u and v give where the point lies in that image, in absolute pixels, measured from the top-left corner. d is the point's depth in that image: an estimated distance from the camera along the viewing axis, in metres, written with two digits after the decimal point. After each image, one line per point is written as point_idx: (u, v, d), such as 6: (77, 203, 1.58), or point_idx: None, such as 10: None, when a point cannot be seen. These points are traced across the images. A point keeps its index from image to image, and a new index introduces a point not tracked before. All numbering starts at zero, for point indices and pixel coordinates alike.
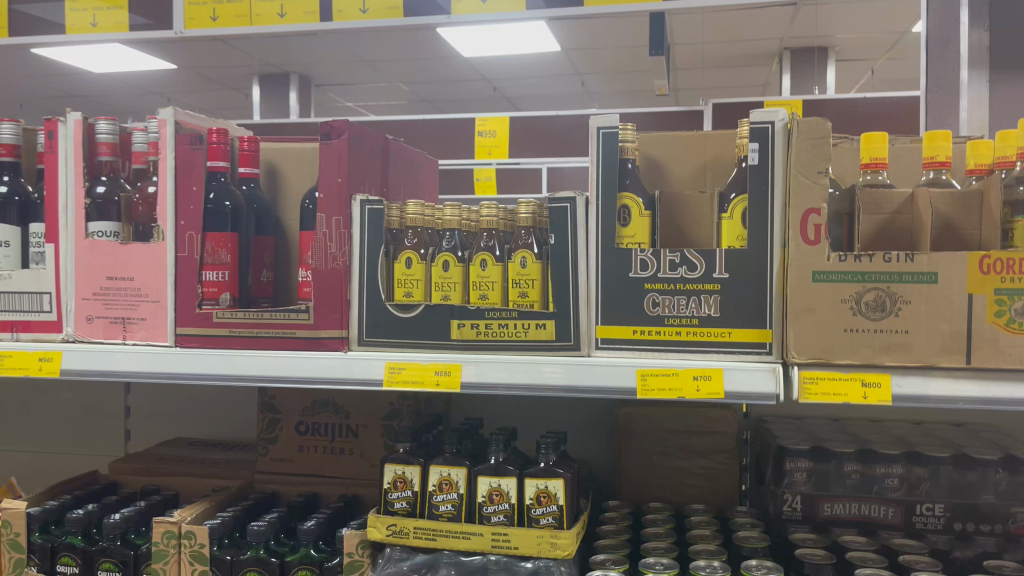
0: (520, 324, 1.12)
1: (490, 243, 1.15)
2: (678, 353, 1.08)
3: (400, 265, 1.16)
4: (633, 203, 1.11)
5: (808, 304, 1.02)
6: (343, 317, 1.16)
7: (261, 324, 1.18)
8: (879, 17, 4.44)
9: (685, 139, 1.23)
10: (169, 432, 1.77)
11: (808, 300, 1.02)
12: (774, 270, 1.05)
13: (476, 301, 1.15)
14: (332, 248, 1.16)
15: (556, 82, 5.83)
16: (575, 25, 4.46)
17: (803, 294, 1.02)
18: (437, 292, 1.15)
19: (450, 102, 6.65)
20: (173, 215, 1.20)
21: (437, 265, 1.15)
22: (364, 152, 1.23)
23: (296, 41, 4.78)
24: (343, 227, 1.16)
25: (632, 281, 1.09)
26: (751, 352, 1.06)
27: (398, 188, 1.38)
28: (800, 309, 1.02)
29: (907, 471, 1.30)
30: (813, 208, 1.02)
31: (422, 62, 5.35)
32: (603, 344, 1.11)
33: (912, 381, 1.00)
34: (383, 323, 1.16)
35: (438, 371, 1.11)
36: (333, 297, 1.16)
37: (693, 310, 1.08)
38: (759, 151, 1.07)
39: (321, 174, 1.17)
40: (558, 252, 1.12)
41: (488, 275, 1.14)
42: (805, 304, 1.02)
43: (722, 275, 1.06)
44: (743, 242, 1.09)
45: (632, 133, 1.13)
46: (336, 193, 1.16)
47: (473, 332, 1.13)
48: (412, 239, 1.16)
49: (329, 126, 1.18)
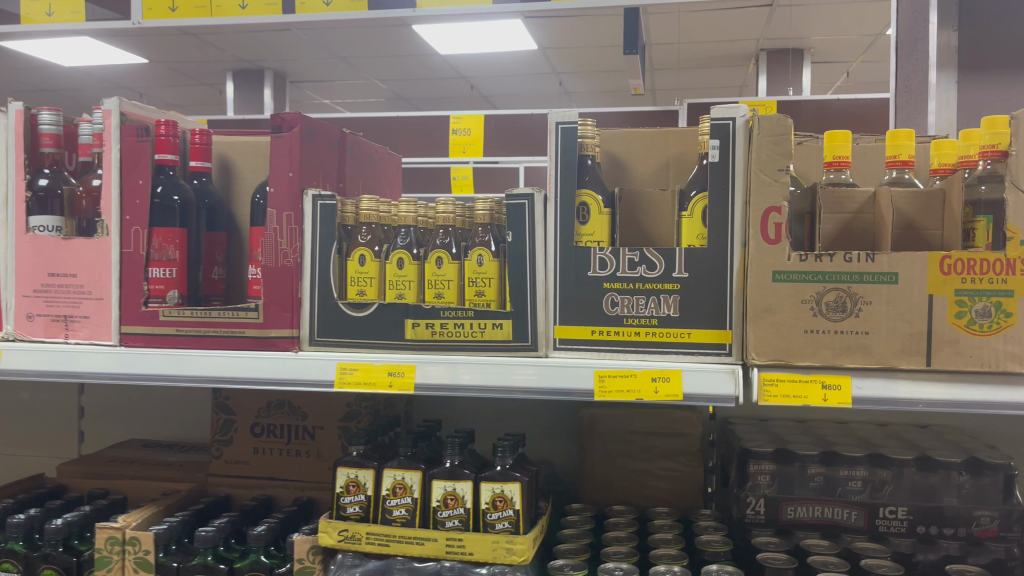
0: (476, 324, 1.09)
1: (446, 240, 1.12)
2: (638, 354, 1.06)
3: (353, 263, 1.13)
4: (592, 200, 1.08)
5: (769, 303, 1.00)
6: (293, 316, 1.13)
7: (209, 323, 1.14)
8: (854, 19, 4.44)
9: (647, 137, 1.20)
10: (124, 434, 1.72)
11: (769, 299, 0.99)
12: (734, 268, 1.03)
13: (432, 300, 1.12)
14: (283, 245, 1.12)
15: (534, 81, 5.81)
16: (550, 23, 4.43)
17: (763, 294, 1.00)
18: (391, 290, 1.13)
19: (428, 100, 6.60)
20: (117, 210, 1.16)
21: (391, 263, 1.12)
22: (318, 145, 1.19)
23: (269, 36, 4.72)
24: (293, 224, 1.13)
25: (590, 280, 1.06)
26: (710, 352, 1.04)
27: (355, 183, 1.35)
28: (762, 309, 1.00)
29: (870, 474, 1.29)
30: (774, 206, 1.00)
31: (399, 60, 5.30)
32: (561, 345, 1.08)
33: (872, 383, 0.98)
34: (334, 322, 1.12)
35: (393, 371, 1.08)
36: (283, 296, 1.12)
37: (652, 310, 1.05)
38: (719, 148, 1.04)
39: (272, 167, 1.14)
40: (516, 251, 1.08)
41: (444, 273, 1.11)
42: (765, 303, 1.00)
43: (682, 274, 1.04)
44: (704, 241, 1.06)
45: (593, 128, 1.09)
46: (287, 188, 1.13)
47: (428, 332, 1.10)
48: (366, 236, 1.15)
49: (280, 118, 1.14)
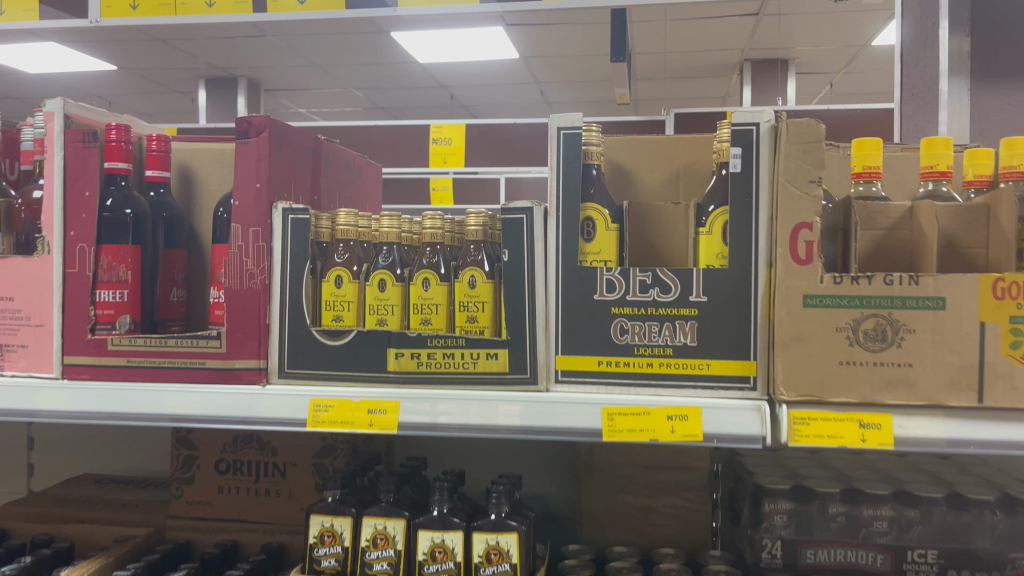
0: (468, 354, 0.97)
1: (434, 259, 1.00)
2: (651, 388, 0.94)
3: (329, 284, 1.00)
4: (599, 215, 0.96)
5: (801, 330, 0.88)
6: (261, 345, 1.00)
7: (165, 352, 1.01)
8: (839, 30, 4.39)
9: (655, 144, 1.09)
10: (77, 467, 1.58)
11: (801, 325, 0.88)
12: (759, 291, 0.92)
13: (417, 326, 0.99)
14: (249, 265, 1.00)
15: (514, 90, 5.72)
16: (533, 31, 4.34)
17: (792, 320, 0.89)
18: (371, 315, 1.00)
19: (406, 109, 6.48)
20: (60, 225, 1.02)
21: (372, 284, 0.99)
22: (288, 153, 1.06)
23: (243, 41, 4.58)
24: (261, 240, 1.00)
25: (596, 305, 0.94)
26: (733, 387, 0.93)
27: (330, 195, 1.22)
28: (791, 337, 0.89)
29: (896, 513, 1.18)
30: (805, 222, 0.89)
31: (377, 68, 5.19)
32: (564, 377, 0.96)
33: (917, 422, 0.88)
34: (308, 351, 0.99)
35: (375, 409, 0.96)
36: (249, 322, 1.00)
37: (666, 339, 0.94)
38: (742, 156, 0.93)
39: (237, 177, 1.01)
40: (513, 272, 0.97)
41: (431, 296, 0.99)
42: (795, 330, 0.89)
43: (700, 299, 0.93)
44: (724, 260, 0.95)
45: (597, 135, 0.98)
46: (254, 201, 1.00)
47: (414, 363, 0.97)
48: (343, 253, 1.02)
49: (247, 122, 1.01)
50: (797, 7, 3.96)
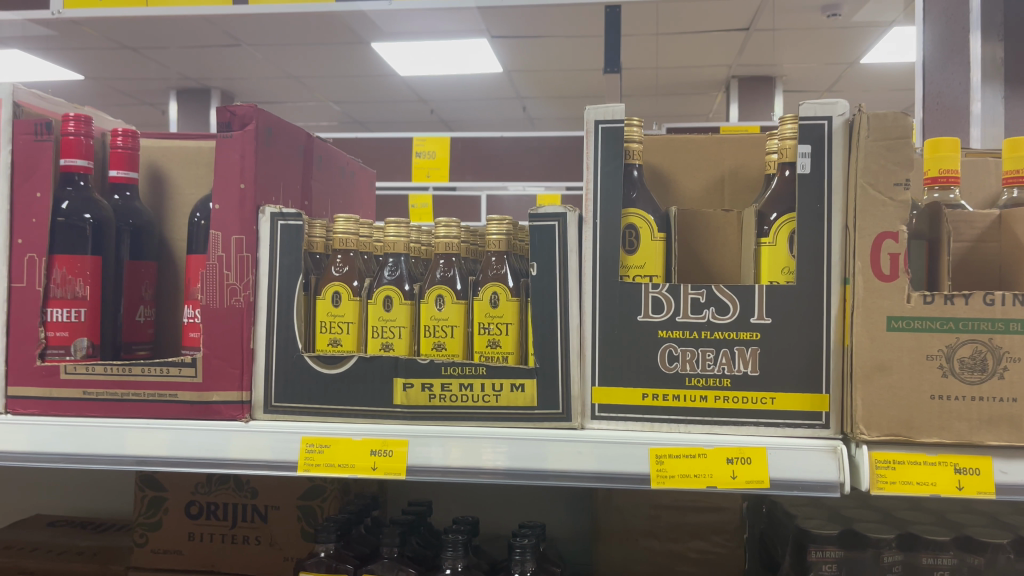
0: (489, 385, 0.82)
1: (449, 273, 0.85)
2: (704, 426, 0.81)
3: (324, 303, 0.85)
4: (642, 220, 0.83)
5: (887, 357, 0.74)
6: (244, 373, 0.85)
7: (129, 383, 0.86)
8: (828, 48, 4.32)
9: (698, 146, 0.96)
10: (30, 507, 1.40)
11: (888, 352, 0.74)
12: (833, 312, 0.79)
13: (429, 353, 0.84)
14: (231, 279, 0.85)
15: (497, 105, 5.60)
16: (519, 44, 4.23)
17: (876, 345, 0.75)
18: (374, 339, 0.85)
19: (385, 123, 6.34)
20: (6, 232, 0.87)
21: (375, 303, 0.85)
22: (278, 150, 0.91)
23: (217, 50, 4.43)
24: (245, 250, 0.85)
25: (641, 327, 0.81)
26: (801, 424, 0.79)
27: (322, 202, 1.07)
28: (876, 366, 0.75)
29: (959, 562, 1.05)
30: (889, 231, 0.76)
31: (355, 81, 5.05)
32: (601, 413, 0.82)
33: (1020, 466, 0.75)
34: (298, 382, 0.84)
35: (378, 450, 0.82)
36: (230, 347, 0.85)
37: (723, 368, 0.80)
38: (811, 156, 0.80)
39: (217, 177, 0.86)
40: (542, 288, 0.83)
41: (446, 316, 0.84)
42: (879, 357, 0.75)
43: (762, 320, 0.80)
44: (790, 277, 0.81)
45: (640, 130, 0.84)
46: (237, 204, 0.85)
47: (424, 395, 0.83)
48: (340, 265, 0.87)
49: (230, 112, 0.86)
50: (788, 23, 3.88)
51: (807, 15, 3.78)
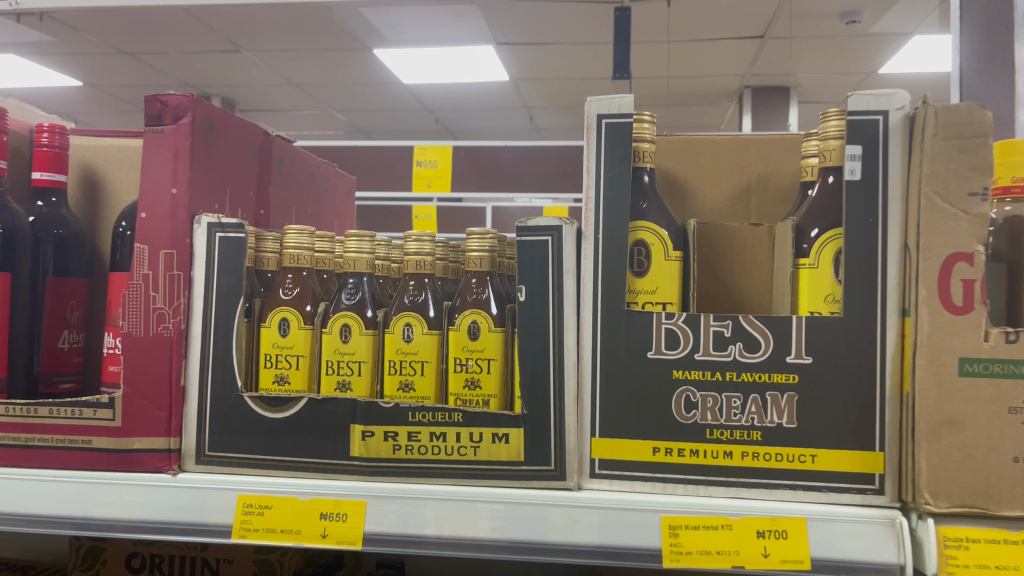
0: (465, 436, 0.67)
1: (419, 297, 0.71)
2: (728, 489, 0.65)
3: (270, 332, 0.71)
4: (654, 236, 0.68)
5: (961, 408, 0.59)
6: (172, 416, 0.71)
7: (34, 427, 0.72)
8: (846, 57, 4.17)
9: (719, 149, 0.82)
10: None
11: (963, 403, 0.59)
12: (888, 351, 0.64)
13: (394, 395, 0.70)
14: (158, 302, 0.71)
15: (503, 115, 5.47)
16: (525, 51, 4.10)
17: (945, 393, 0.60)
18: (329, 376, 0.70)
19: (389, 132, 6.23)
20: None
21: (330, 333, 0.70)
22: (223, 149, 0.77)
23: (215, 56, 4.31)
24: (176, 268, 0.71)
25: (652, 366, 0.66)
26: (848, 489, 0.64)
27: (282, 210, 0.93)
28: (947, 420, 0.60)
29: None
30: (961, 252, 0.61)
31: (358, 89, 4.92)
32: (601, 471, 0.67)
33: None
34: (236, 428, 0.70)
35: (327, 514, 0.67)
36: (156, 384, 0.70)
37: (751, 419, 0.65)
38: (862, 159, 0.65)
39: (143, 179, 0.72)
40: (531, 317, 0.68)
41: (415, 350, 0.70)
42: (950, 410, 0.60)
43: (801, 360, 0.65)
44: (835, 306, 0.66)
45: (650, 128, 0.70)
46: (166, 213, 0.71)
47: (387, 447, 0.68)
48: (289, 287, 0.73)
49: (160, 102, 0.72)
50: (804, 31, 3.74)
51: (826, 22, 3.63)
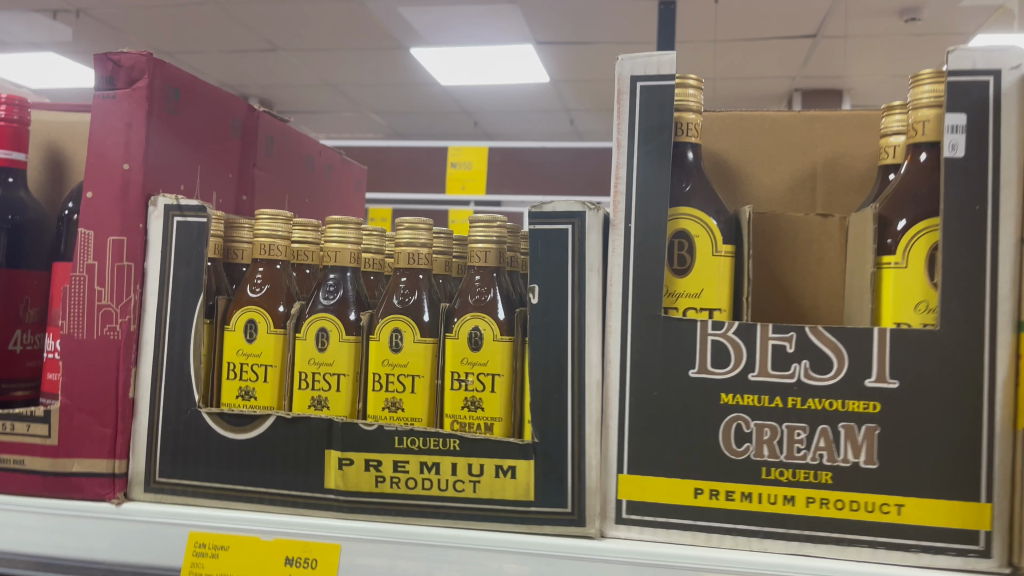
0: (462, 467, 0.55)
1: (411, 297, 0.59)
2: (789, 545, 0.52)
3: (235, 336, 0.60)
4: (699, 226, 0.55)
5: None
6: (116, 434, 0.59)
7: None
8: (902, 59, 3.97)
9: (779, 128, 0.69)
10: None
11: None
12: (1000, 375, 0.50)
13: (378, 416, 0.58)
14: (103, 298, 0.60)
15: (542, 119, 5.35)
16: (565, 51, 3.98)
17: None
18: (301, 390, 0.59)
19: (427, 136, 6.15)
20: None
21: (304, 338, 0.59)
22: (190, 120, 0.66)
23: (251, 56, 4.26)
24: (125, 258, 0.60)
25: (694, 387, 0.53)
26: (944, 550, 0.50)
27: (270, 197, 0.82)
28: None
29: None
30: None
31: (395, 90, 4.85)
32: (628, 516, 0.54)
33: None
34: (190, 451, 0.58)
35: (293, 558, 0.55)
36: (100, 396, 0.59)
37: (819, 457, 0.52)
38: (966, 130, 0.51)
39: (90, 152, 0.61)
40: (545, 323, 0.56)
41: (404, 361, 0.58)
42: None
43: (885, 384, 0.51)
44: (929, 317, 0.52)
45: (693, 94, 0.56)
46: (116, 192, 0.60)
47: (368, 478, 0.56)
48: (258, 283, 0.61)
49: (111, 62, 0.61)
50: (859, 30, 3.56)
51: (883, 20, 3.44)
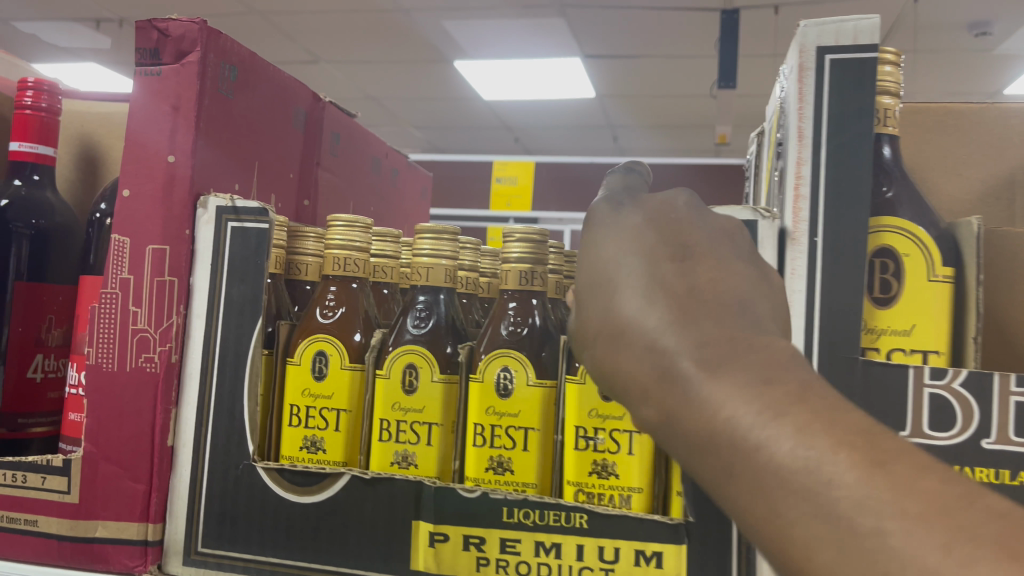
0: (590, 551, 0.42)
1: (523, 328, 0.47)
2: None
3: (300, 371, 0.48)
4: (908, 243, 0.42)
5: (710, 403, 0.27)
6: (148, 492, 0.47)
7: None
8: (968, 78, 3.79)
9: (966, 123, 0.58)
10: None
11: (772, 361, 0.28)
12: None
13: (480, 478, 0.45)
14: (139, 321, 0.48)
15: (585, 135, 5.23)
16: (613, 66, 3.86)
17: (771, 408, 0.26)
18: (381, 443, 0.46)
19: (466, 151, 6.06)
20: None
21: (387, 376, 0.47)
22: (248, 106, 0.55)
23: (293, 67, 4.20)
24: (166, 272, 0.49)
25: None
26: None
27: (332, 202, 0.70)
28: (712, 483, 0.27)
29: None
30: None
31: (436, 104, 4.76)
32: None
33: None
34: (241, 517, 0.46)
35: None
36: (131, 443, 0.48)
37: None
38: None
39: (129, 139, 0.50)
40: None
41: (513, 409, 0.45)
42: (836, 515, 0.24)
43: None
44: None
45: (890, 76, 0.43)
46: (158, 189, 0.49)
47: (468, 560, 0.44)
48: (330, 305, 0.49)
49: (158, 30, 0.49)
50: (925, 47, 3.38)
51: (952, 36, 3.26)
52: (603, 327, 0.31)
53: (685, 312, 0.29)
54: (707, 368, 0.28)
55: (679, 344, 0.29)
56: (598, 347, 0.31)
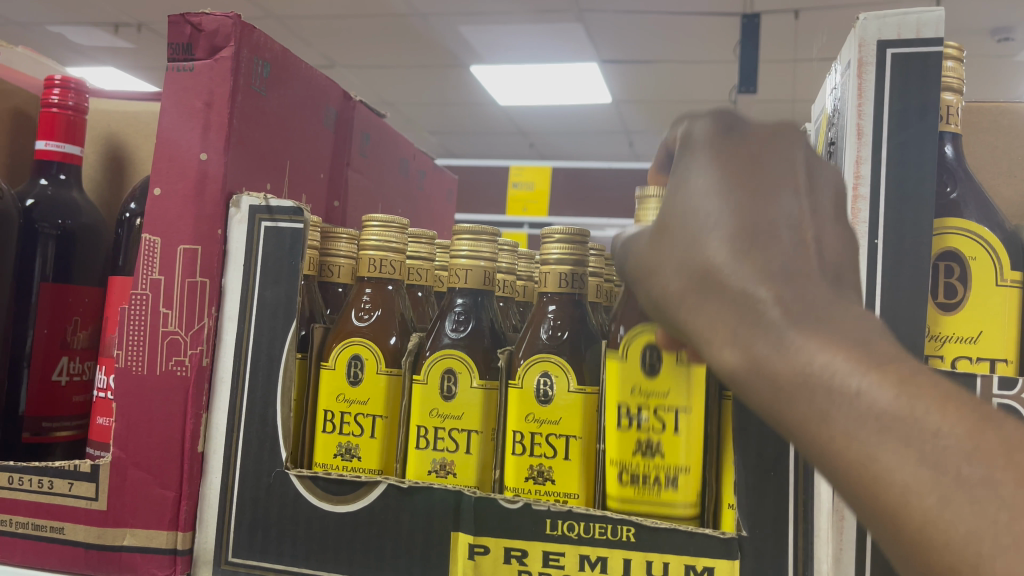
0: (638, 566, 0.40)
1: (565, 332, 0.45)
2: None
3: (335, 375, 0.47)
4: (974, 246, 0.41)
5: (803, 354, 0.25)
6: (177, 500, 0.46)
7: None
8: (987, 84, 3.75)
9: (1016, 127, 0.57)
10: None
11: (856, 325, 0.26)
12: None
13: (521, 488, 0.44)
14: (169, 324, 0.47)
15: (599, 141, 5.21)
16: (629, 70, 3.84)
17: (872, 361, 0.24)
18: (419, 451, 0.45)
19: (480, 156, 6.05)
20: None
21: (424, 380, 0.45)
22: (280, 104, 0.54)
23: None
24: (198, 272, 0.47)
25: None
26: None
27: (361, 204, 0.69)
28: (793, 430, 0.25)
29: None
30: None
31: (451, 108, 4.75)
32: None
33: None
34: (273, 526, 0.45)
35: None
36: (161, 448, 0.47)
37: None
38: None
39: (161, 137, 0.48)
40: None
41: (556, 416, 0.44)
42: (943, 463, 0.22)
43: None
44: None
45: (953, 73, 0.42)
46: (190, 188, 0.48)
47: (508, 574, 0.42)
48: (366, 308, 0.48)
49: (190, 25, 0.48)
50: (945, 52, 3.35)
51: (972, 42, 3.23)
52: (681, 280, 0.29)
53: (772, 258, 0.27)
54: (794, 317, 0.26)
55: (768, 293, 0.26)
56: (681, 301, 0.29)
